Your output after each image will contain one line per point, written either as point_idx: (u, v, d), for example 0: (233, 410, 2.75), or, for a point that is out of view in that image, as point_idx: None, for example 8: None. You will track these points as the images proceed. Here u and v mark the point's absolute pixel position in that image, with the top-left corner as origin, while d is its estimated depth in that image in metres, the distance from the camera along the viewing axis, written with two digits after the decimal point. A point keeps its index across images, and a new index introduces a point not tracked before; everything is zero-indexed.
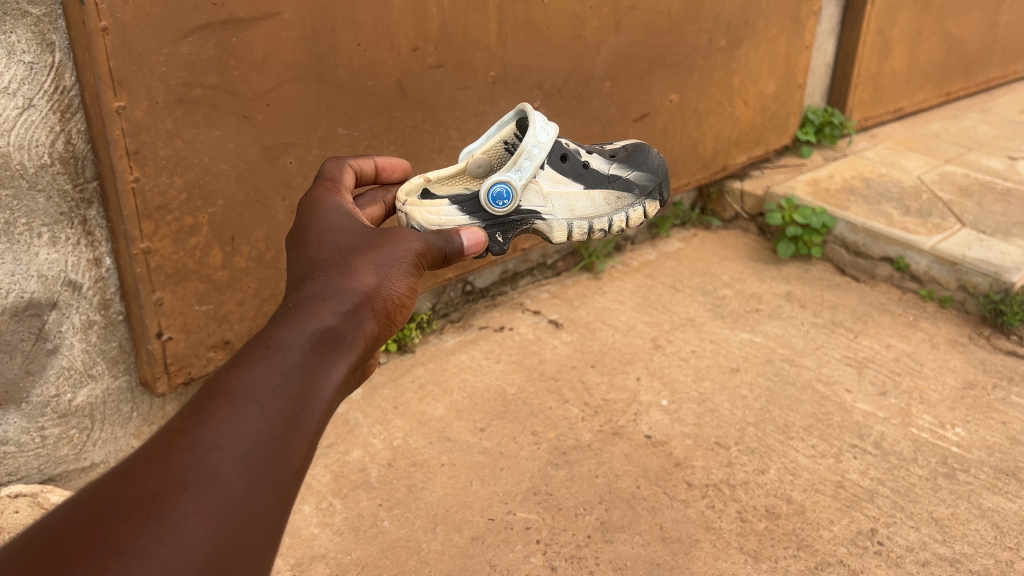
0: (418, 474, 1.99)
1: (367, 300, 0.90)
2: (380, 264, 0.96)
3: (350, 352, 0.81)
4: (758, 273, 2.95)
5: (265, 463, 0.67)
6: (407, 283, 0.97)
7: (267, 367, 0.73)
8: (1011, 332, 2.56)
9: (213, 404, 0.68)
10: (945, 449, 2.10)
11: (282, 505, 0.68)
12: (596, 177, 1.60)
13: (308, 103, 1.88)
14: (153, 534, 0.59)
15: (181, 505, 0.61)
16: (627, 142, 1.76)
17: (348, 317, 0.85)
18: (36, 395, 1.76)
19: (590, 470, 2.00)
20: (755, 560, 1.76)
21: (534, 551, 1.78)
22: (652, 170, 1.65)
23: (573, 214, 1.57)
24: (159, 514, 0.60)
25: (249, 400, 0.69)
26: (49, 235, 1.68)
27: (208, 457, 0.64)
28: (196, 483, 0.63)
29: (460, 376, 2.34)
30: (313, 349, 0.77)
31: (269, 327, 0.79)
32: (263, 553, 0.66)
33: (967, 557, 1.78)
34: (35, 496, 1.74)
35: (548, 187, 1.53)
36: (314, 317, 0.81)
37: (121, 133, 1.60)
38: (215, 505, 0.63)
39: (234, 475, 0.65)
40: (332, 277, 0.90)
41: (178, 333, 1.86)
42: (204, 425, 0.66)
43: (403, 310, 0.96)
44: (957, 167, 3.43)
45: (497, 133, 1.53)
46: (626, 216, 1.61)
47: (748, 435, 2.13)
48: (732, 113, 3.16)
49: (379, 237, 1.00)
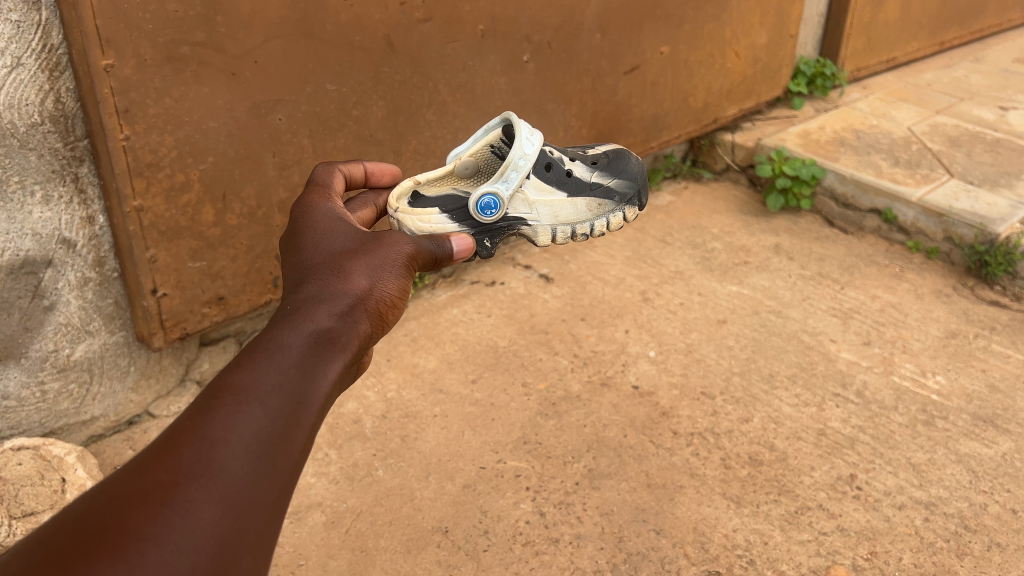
0: (411, 424, 2.04)
1: (361, 302, 0.92)
2: (374, 266, 0.98)
3: (345, 352, 0.84)
4: (747, 225, 2.98)
5: (269, 455, 0.70)
6: (399, 285, 0.99)
7: (267, 366, 0.75)
8: (995, 282, 2.61)
9: (218, 401, 0.70)
10: (925, 397, 2.16)
11: (285, 494, 0.71)
12: (579, 185, 1.63)
13: (296, 60, 1.88)
14: (166, 521, 0.62)
15: (190, 495, 0.64)
16: (607, 147, 1.80)
17: (343, 318, 0.88)
18: (35, 351, 1.79)
19: (579, 419, 2.06)
20: (738, 504, 1.82)
21: (524, 498, 1.84)
22: (631, 178, 1.69)
23: (557, 220, 1.60)
24: (171, 504, 0.63)
25: (252, 398, 0.72)
26: (41, 193, 1.70)
27: (214, 450, 0.67)
28: (205, 474, 0.65)
29: (452, 330, 2.38)
30: (311, 348, 0.80)
31: (268, 328, 0.81)
32: (269, 540, 0.69)
33: (942, 500, 1.85)
34: (38, 448, 1.78)
35: (533, 195, 1.55)
36: (311, 318, 0.84)
37: (110, 92, 1.61)
38: (223, 495, 0.66)
39: (240, 467, 0.68)
40: (327, 281, 0.93)
41: (173, 290, 1.89)
42: (211, 420, 0.69)
43: (395, 310, 0.98)
44: (947, 118, 3.43)
45: (483, 137, 1.55)
46: (607, 222, 1.65)
47: (734, 384, 2.18)
48: (723, 65, 3.15)
49: (372, 241, 1.02)
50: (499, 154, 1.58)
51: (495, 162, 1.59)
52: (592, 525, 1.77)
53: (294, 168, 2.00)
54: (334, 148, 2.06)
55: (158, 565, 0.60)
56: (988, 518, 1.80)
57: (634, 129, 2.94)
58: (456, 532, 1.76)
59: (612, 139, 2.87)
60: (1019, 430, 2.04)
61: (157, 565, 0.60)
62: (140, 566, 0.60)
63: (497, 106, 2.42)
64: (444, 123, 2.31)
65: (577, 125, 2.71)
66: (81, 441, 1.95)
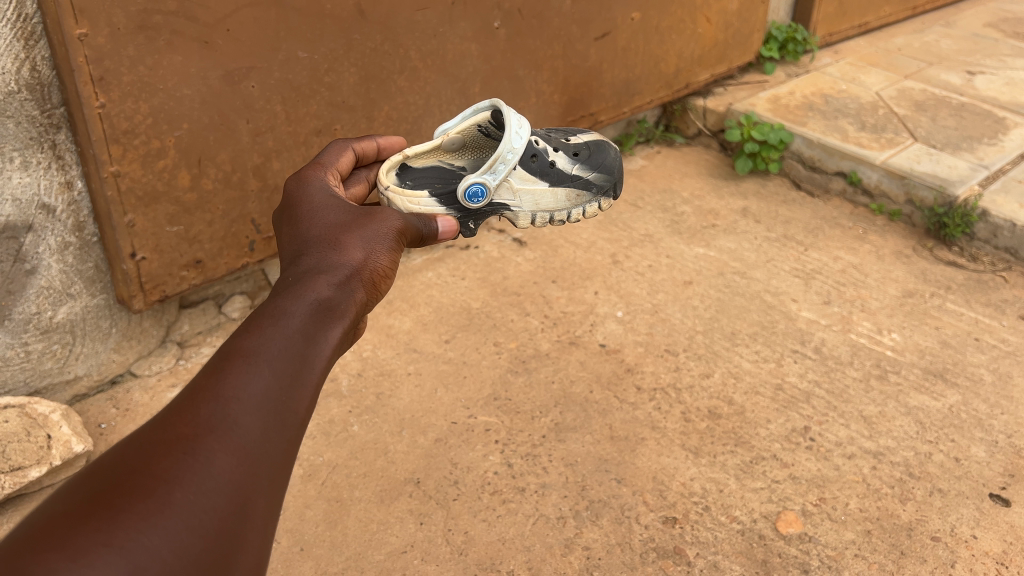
0: (386, 382, 2.12)
1: (357, 273, 0.99)
2: (366, 239, 1.05)
3: (344, 318, 0.90)
4: (716, 189, 3.05)
5: (279, 411, 0.74)
6: (390, 256, 1.06)
7: (272, 332, 0.81)
8: (953, 243, 2.70)
9: (229, 363, 0.75)
10: (879, 353, 2.25)
11: (293, 447, 0.75)
12: (560, 176, 1.67)
13: (267, 27, 1.92)
14: (188, 465, 0.66)
15: (209, 444, 0.68)
16: (587, 134, 1.82)
17: (342, 288, 0.95)
18: (18, 312, 1.85)
19: (546, 376, 2.14)
20: (695, 455, 1.92)
21: (493, 450, 1.93)
22: (609, 171, 1.75)
23: (537, 207, 1.66)
24: (192, 451, 0.67)
25: (260, 360, 0.77)
26: (20, 159, 1.75)
27: (228, 406, 0.72)
28: (220, 427, 0.70)
29: (427, 292, 2.44)
30: (312, 316, 0.86)
31: (272, 300, 0.87)
32: (280, 490, 0.73)
33: (890, 450, 1.94)
34: (24, 407, 1.85)
35: (518, 184, 1.60)
36: (311, 289, 0.91)
37: (85, 60, 1.65)
38: (238, 446, 0.70)
39: (251, 421, 0.72)
40: (325, 253, 1.00)
41: (151, 253, 1.95)
42: (223, 380, 0.73)
43: (387, 280, 1.05)
44: (916, 83, 3.49)
45: (472, 116, 1.60)
46: (584, 210, 1.73)
47: (696, 342, 2.27)
48: (694, 30, 3.19)
49: (364, 217, 1.09)
50: (485, 132, 1.64)
51: (481, 139, 1.65)
52: (556, 475, 1.87)
53: (268, 134, 2.05)
54: (306, 115, 2.11)
55: (184, 504, 0.64)
56: (931, 466, 1.90)
57: (606, 94, 2.99)
58: (427, 483, 1.85)
59: (583, 104, 2.92)
60: (967, 383, 2.14)
61: (183, 504, 0.64)
62: (167, 504, 0.63)
63: (468, 71, 2.47)
64: (416, 89, 2.36)
65: (548, 91, 2.76)
66: (66, 400, 2.01)
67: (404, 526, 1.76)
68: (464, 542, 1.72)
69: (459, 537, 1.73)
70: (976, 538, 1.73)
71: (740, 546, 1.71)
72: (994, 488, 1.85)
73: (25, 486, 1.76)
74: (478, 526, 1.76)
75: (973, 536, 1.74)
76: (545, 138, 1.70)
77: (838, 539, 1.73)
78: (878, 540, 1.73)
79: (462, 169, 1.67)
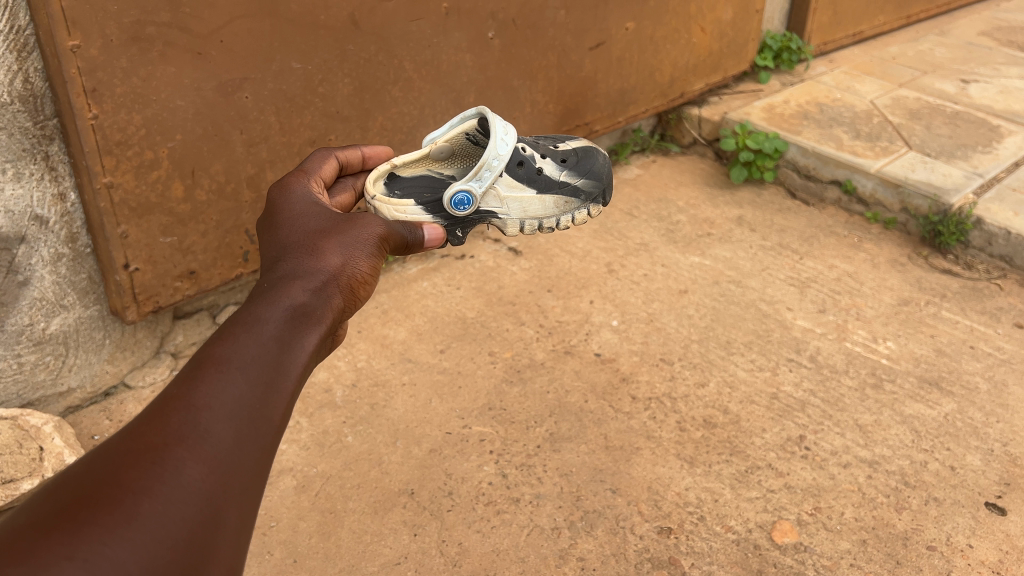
0: (380, 393, 2.12)
1: (334, 279, 0.99)
2: (345, 245, 1.05)
3: (320, 324, 0.90)
4: (711, 198, 3.05)
5: (250, 419, 0.74)
6: (370, 262, 1.06)
7: (246, 339, 0.80)
8: (948, 251, 2.70)
9: (201, 371, 0.75)
10: (875, 362, 2.24)
11: (265, 455, 0.74)
12: (548, 183, 1.67)
13: (261, 38, 1.92)
14: (156, 476, 0.65)
15: (179, 454, 0.68)
16: (575, 142, 1.82)
17: (318, 294, 0.94)
18: (11, 324, 1.85)
19: (542, 386, 2.14)
20: (691, 465, 1.91)
21: (488, 461, 1.93)
22: (598, 177, 1.74)
23: (525, 214, 1.66)
24: (161, 461, 0.66)
25: (232, 367, 0.76)
26: (13, 171, 1.75)
27: (199, 414, 0.71)
28: (190, 436, 0.69)
29: (422, 302, 2.44)
30: (287, 322, 0.86)
31: (247, 306, 0.87)
32: (253, 499, 0.72)
33: (885, 459, 1.94)
34: (16, 419, 1.84)
35: (504, 191, 1.60)
36: (287, 295, 0.91)
37: (77, 71, 1.66)
38: (208, 455, 0.69)
39: (223, 430, 0.71)
40: (302, 259, 1.00)
41: (144, 264, 1.95)
42: (195, 388, 0.73)
43: (366, 286, 1.05)
44: (910, 91, 3.50)
45: (459, 125, 1.59)
46: (572, 217, 1.72)
47: (691, 351, 2.27)
48: (689, 40, 3.20)
49: (344, 222, 1.09)
50: (473, 140, 1.64)
51: (469, 147, 1.65)
52: (551, 486, 1.86)
53: (262, 145, 2.05)
54: (300, 126, 2.11)
55: (152, 515, 0.63)
56: (927, 475, 1.90)
57: (600, 104, 3.00)
58: (421, 494, 1.85)
59: (578, 114, 2.93)
60: (962, 392, 2.14)
61: (151, 515, 0.63)
62: (135, 515, 0.63)
63: (462, 81, 2.48)
64: (410, 100, 2.36)
65: (543, 100, 2.77)
66: (59, 411, 2.01)
67: (398, 537, 1.75)
68: (458, 553, 1.72)
69: (453, 548, 1.73)
70: (972, 547, 1.73)
71: (735, 557, 1.71)
72: (990, 497, 1.84)
73: (17, 498, 1.75)
74: (472, 536, 1.75)
75: (968, 545, 1.73)
76: (532, 145, 1.70)
77: (834, 549, 1.73)
78: (874, 550, 1.72)
79: (451, 178, 1.67)
